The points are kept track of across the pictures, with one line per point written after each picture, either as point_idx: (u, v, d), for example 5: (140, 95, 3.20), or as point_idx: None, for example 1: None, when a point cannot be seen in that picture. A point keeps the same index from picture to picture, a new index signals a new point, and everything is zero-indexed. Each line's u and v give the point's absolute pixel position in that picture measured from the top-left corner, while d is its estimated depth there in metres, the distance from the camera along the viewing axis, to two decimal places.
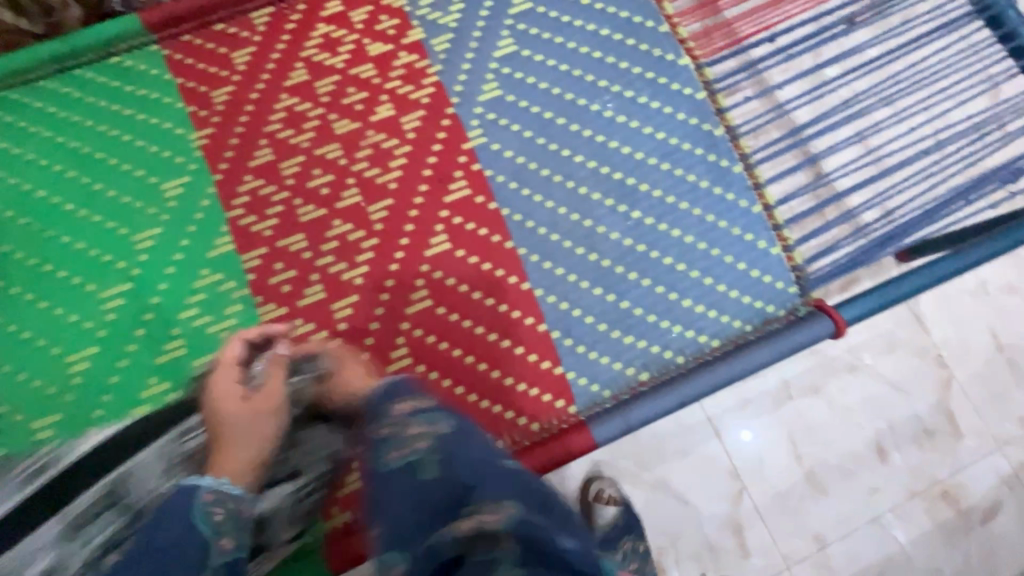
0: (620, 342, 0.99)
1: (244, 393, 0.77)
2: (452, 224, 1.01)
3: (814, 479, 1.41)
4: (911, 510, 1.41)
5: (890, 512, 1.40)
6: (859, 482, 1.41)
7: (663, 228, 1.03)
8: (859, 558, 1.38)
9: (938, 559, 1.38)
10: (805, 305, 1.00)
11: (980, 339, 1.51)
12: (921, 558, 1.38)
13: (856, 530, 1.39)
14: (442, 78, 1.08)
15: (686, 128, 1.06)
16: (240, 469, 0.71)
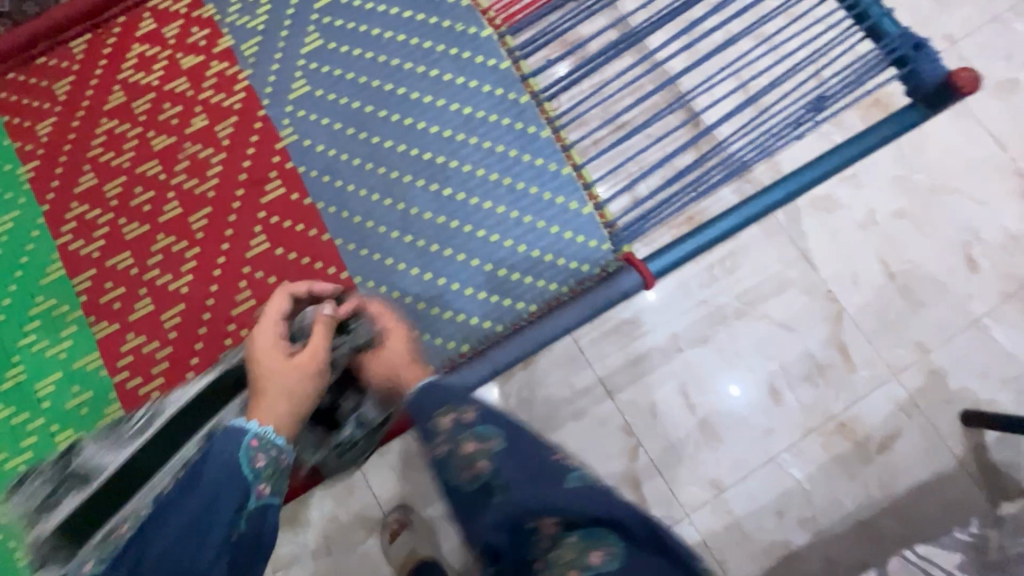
0: (440, 318, 1.01)
1: (289, 350, 0.82)
2: (270, 224, 1.04)
3: (708, 427, 1.43)
4: (807, 447, 1.42)
5: (786, 452, 1.42)
6: (752, 426, 1.43)
7: (475, 202, 1.05)
8: (756, 499, 1.40)
9: (836, 491, 1.39)
10: (616, 260, 1.03)
11: (869, 269, 1.50)
12: (818, 491, 1.39)
13: (753, 472, 1.41)
14: (252, 82, 1.10)
15: (492, 100, 1.07)
16: (281, 412, 0.75)
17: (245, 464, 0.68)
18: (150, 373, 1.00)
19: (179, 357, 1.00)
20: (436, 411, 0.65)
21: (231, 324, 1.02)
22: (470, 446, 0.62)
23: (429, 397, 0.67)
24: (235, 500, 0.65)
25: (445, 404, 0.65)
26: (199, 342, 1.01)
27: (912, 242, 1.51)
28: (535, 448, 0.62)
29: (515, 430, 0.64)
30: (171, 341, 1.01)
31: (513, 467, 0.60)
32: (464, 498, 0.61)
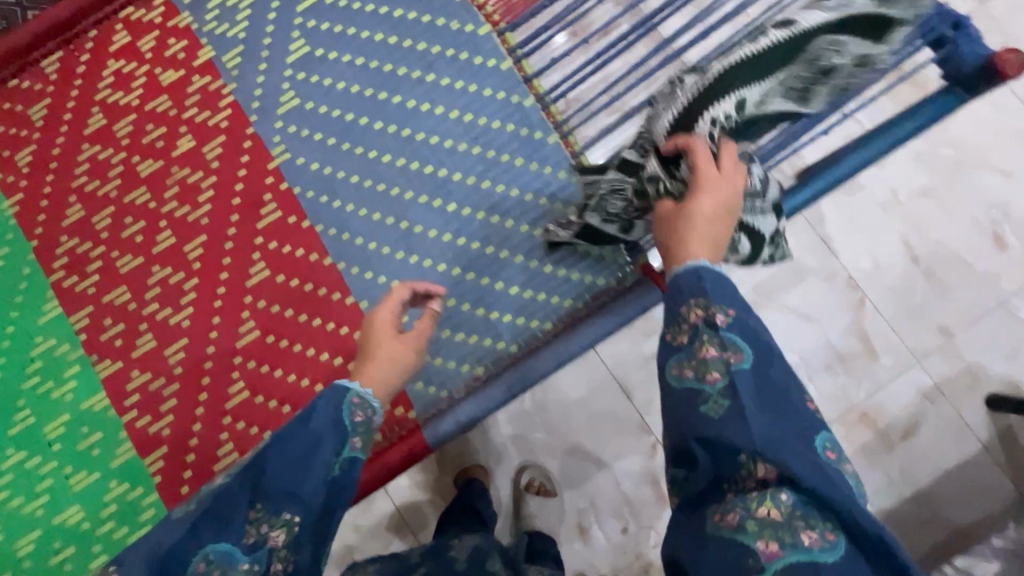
0: (452, 340, 0.97)
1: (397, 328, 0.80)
2: (268, 250, 1.00)
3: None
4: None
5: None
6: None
7: (481, 216, 0.98)
8: None
9: (858, 480, 1.37)
10: (633, 270, 0.96)
11: (892, 251, 1.44)
12: None
13: None
14: (237, 97, 1.03)
15: (494, 105, 1.00)
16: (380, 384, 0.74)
17: (345, 415, 0.69)
18: (158, 411, 0.98)
19: (187, 393, 0.98)
20: (687, 306, 0.62)
21: (237, 357, 0.98)
22: (710, 352, 0.59)
23: (678, 285, 0.63)
24: (339, 444, 0.67)
25: (704, 299, 0.61)
26: (206, 377, 0.98)
27: (936, 223, 1.44)
28: (779, 385, 0.59)
29: (764, 360, 0.60)
30: (177, 377, 0.98)
31: (749, 385, 0.57)
32: (679, 391, 0.60)
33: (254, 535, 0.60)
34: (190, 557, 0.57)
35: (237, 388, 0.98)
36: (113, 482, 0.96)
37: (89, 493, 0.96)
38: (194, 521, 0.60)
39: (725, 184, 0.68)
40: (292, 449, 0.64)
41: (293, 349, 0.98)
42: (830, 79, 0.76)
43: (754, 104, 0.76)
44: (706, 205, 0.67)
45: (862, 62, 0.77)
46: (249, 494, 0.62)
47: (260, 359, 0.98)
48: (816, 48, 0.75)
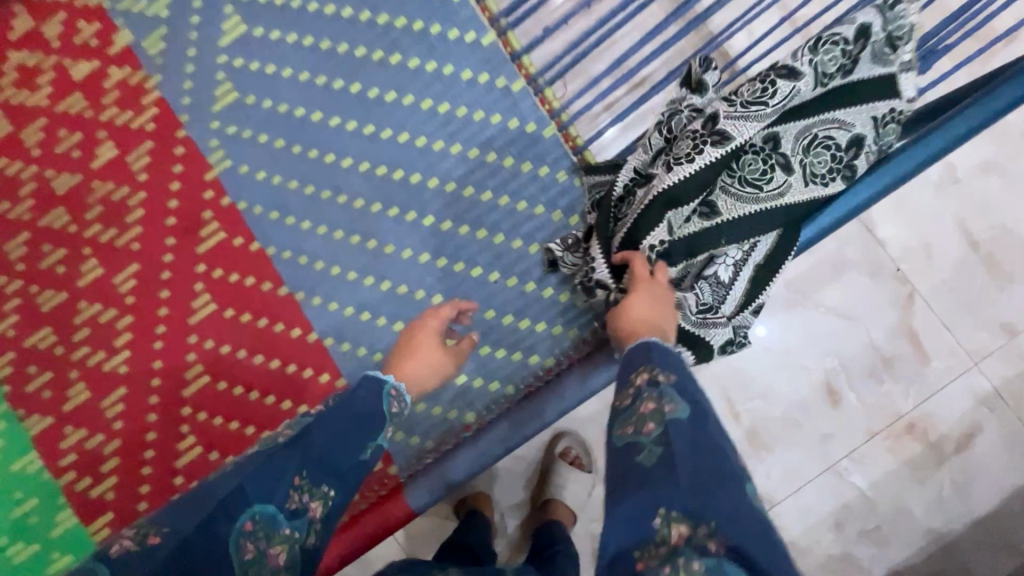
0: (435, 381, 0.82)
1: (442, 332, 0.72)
2: (213, 279, 0.83)
3: (757, 437, 1.13)
4: (871, 451, 1.12)
5: (846, 458, 1.12)
6: (807, 432, 1.13)
7: (465, 231, 0.80)
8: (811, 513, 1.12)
9: (905, 501, 1.12)
10: None
11: (947, 236, 1.14)
12: (884, 502, 1.12)
13: (806, 484, 1.13)
14: (164, 92, 0.85)
15: (474, 91, 0.80)
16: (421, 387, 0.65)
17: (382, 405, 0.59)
18: (100, 472, 0.84)
19: (129, 451, 0.84)
20: (633, 371, 0.58)
21: (185, 408, 0.84)
22: (648, 406, 0.54)
23: (630, 359, 0.59)
24: (376, 429, 0.57)
25: (650, 363, 0.57)
26: (152, 432, 0.84)
27: (1010, 195, 1.14)
28: (717, 438, 0.53)
29: (702, 413, 0.55)
30: (118, 433, 0.84)
31: (683, 435, 0.52)
32: (619, 450, 0.55)
33: (296, 502, 0.52)
34: (235, 515, 0.49)
35: (189, 444, 0.84)
36: (55, 554, 0.84)
37: (28, 566, 0.84)
38: (246, 478, 0.52)
39: (665, 289, 0.64)
40: (326, 428, 0.55)
41: (249, 397, 0.83)
42: (861, 151, 0.69)
43: (771, 198, 0.69)
44: (645, 302, 0.63)
45: (885, 124, 0.69)
46: (297, 458, 0.53)
47: (213, 410, 0.84)
48: (816, 129, 0.69)
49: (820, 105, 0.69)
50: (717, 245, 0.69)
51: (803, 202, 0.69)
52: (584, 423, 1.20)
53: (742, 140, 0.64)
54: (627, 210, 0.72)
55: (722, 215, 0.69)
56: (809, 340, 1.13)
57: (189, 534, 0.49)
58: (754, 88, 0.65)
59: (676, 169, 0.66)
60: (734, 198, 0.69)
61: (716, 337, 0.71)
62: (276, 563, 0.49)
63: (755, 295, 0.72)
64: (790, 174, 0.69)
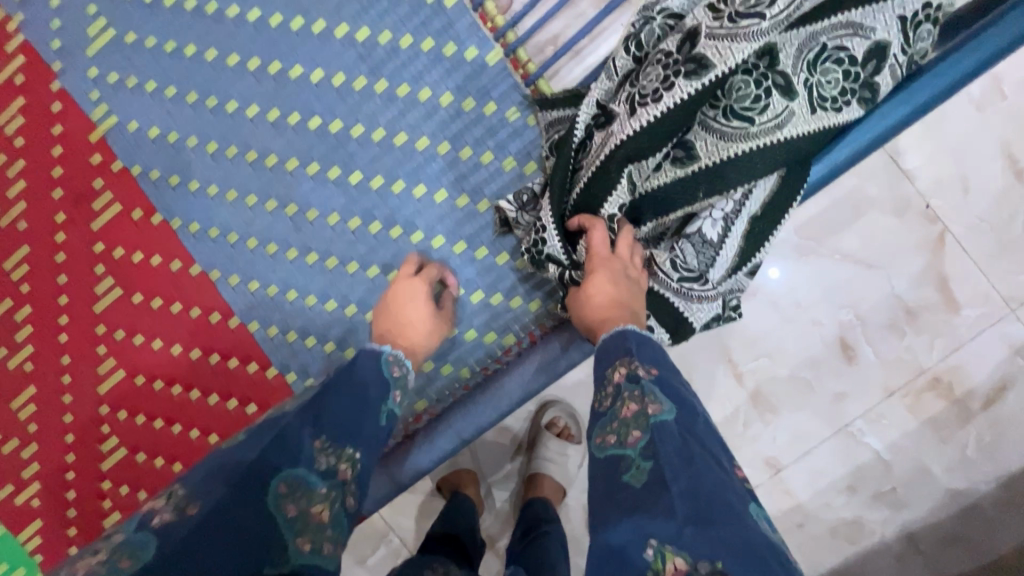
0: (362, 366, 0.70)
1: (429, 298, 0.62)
2: (115, 260, 0.71)
3: (762, 400, 0.99)
4: (890, 410, 0.98)
5: (861, 417, 0.99)
6: (817, 393, 0.99)
7: (400, 188, 0.67)
8: (821, 477, 0.99)
9: (926, 461, 0.98)
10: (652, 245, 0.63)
11: (988, 163, 0.96)
12: (904, 465, 0.98)
13: (817, 446, 0.99)
14: (29, 35, 0.70)
15: (400, 10, 0.65)
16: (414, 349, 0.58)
17: (383, 370, 0.53)
18: (20, 480, 0.75)
19: (49, 456, 0.75)
20: (609, 365, 0.47)
21: (103, 407, 0.74)
22: (631, 409, 0.44)
23: (601, 353, 0.48)
24: (385, 391, 0.52)
25: (626, 353, 0.46)
26: (69, 435, 0.74)
27: None
28: (713, 450, 0.42)
29: (692, 414, 0.44)
30: (34, 437, 0.75)
31: (674, 444, 0.41)
32: (601, 465, 0.44)
33: (325, 463, 0.45)
34: (265, 479, 0.42)
35: (112, 446, 0.74)
36: None
37: None
38: (263, 446, 0.44)
39: (625, 266, 0.53)
40: (341, 393, 0.49)
41: (171, 393, 0.73)
42: (884, 64, 0.52)
43: (765, 132, 0.53)
44: (607, 285, 0.52)
45: (917, 25, 0.53)
46: (313, 421, 0.46)
47: (134, 408, 0.73)
48: (825, 37, 0.53)
49: (827, 6, 0.53)
50: (695, 199, 0.56)
51: (809, 133, 0.53)
52: (573, 387, 0.96)
53: (723, 68, 0.51)
54: (584, 161, 0.59)
55: (700, 160, 0.56)
56: (823, 292, 0.98)
57: (216, 503, 0.40)
58: None
59: (641, 112, 0.53)
60: (717, 136, 0.55)
61: (700, 314, 0.59)
62: (320, 523, 0.43)
63: (752, 253, 0.59)
64: (791, 99, 0.53)
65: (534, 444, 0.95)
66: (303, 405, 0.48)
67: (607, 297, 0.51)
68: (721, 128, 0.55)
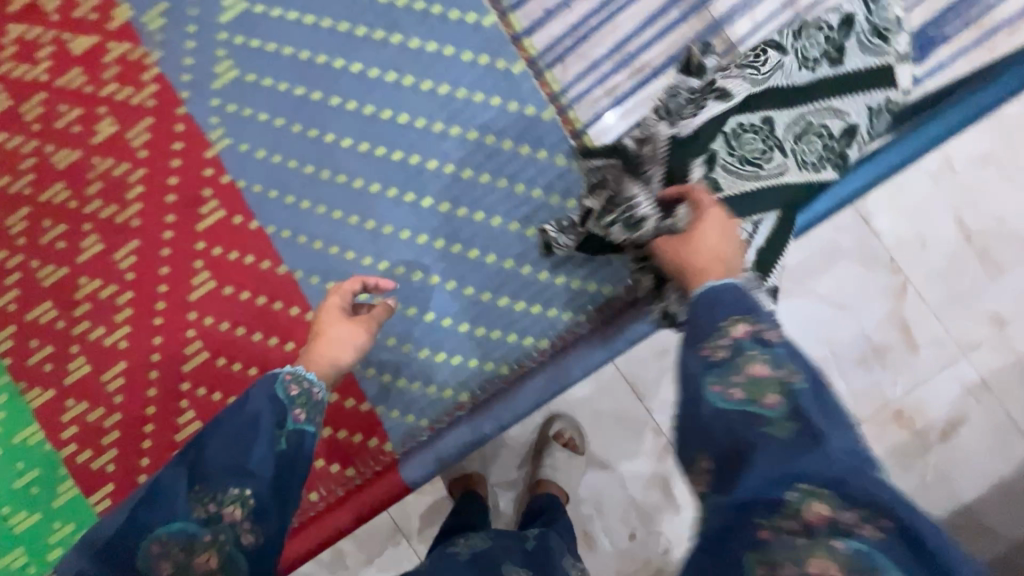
0: (417, 359, 0.83)
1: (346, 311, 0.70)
2: (212, 257, 0.84)
3: None
4: None
5: None
6: None
7: (464, 213, 0.82)
8: None
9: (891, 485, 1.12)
10: None
11: (941, 228, 1.14)
12: None
13: None
14: (164, 68, 0.85)
15: (475, 72, 0.81)
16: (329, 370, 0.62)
17: (279, 391, 0.53)
18: (100, 445, 0.85)
19: (129, 426, 0.85)
20: (725, 320, 0.47)
21: (184, 383, 0.85)
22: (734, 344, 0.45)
23: (715, 298, 0.49)
24: (279, 414, 0.51)
25: (746, 312, 0.47)
26: (150, 406, 0.85)
27: (1006, 187, 1.13)
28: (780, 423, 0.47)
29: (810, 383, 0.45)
30: (118, 407, 0.85)
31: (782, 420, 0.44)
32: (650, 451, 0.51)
33: (204, 512, 0.45)
34: (138, 540, 0.44)
35: (187, 419, 0.85)
36: (56, 523, 0.85)
37: (31, 536, 0.85)
38: (130, 509, 0.45)
39: (726, 219, 0.60)
40: (229, 428, 0.49)
41: (246, 372, 0.84)
42: (853, 141, 0.71)
43: (770, 177, 0.68)
44: (712, 233, 0.59)
45: (878, 114, 0.72)
46: (184, 472, 0.47)
47: (212, 385, 0.84)
48: (810, 116, 0.70)
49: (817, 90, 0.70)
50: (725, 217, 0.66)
51: (798, 184, 0.69)
52: (580, 400, 0.92)
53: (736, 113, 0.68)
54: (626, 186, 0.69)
55: (725, 191, 0.67)
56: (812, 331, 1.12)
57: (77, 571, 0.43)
58: (746, 55, 0.70)
59: (677, 124, 0.69)
60: (735, 176, 0.68)
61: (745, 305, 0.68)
62: (207, 570, 0.44)
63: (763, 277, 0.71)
64: (785, 157, 0.69)
65: (538, 454, 0.91)
66: (183, 450, 0.49)
67: (711, 240, 0.58)
68: (736, 167, 0.68)
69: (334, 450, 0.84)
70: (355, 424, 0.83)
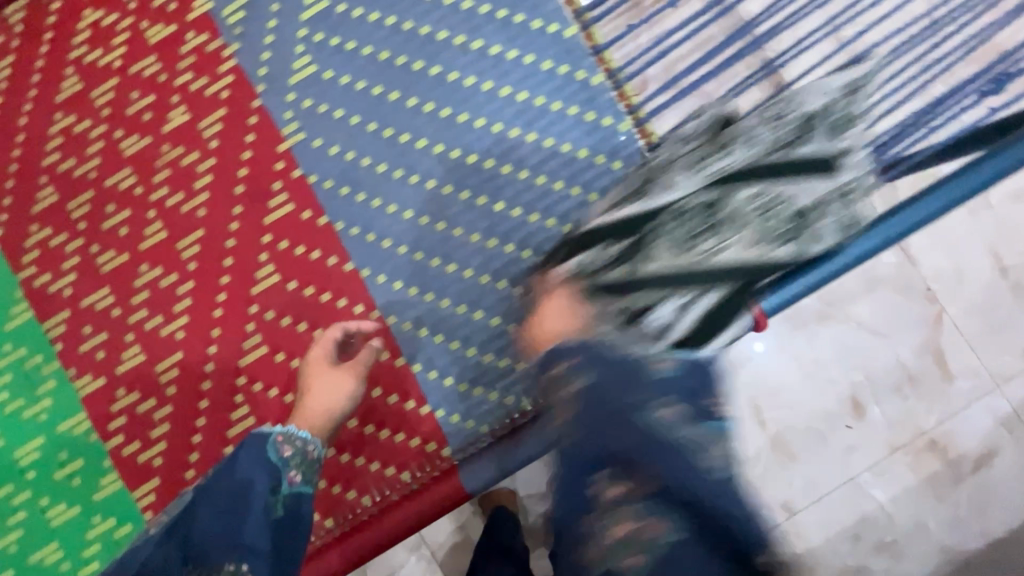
0: (480, 364, 0.82)
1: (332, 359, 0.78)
2: (278, 251, 0.83)
3: (780, 446, 1.13)
4: (892, 466, 1.13)
5: (866, 471, 1.13)
6: (830, 445, 1.13)
7: (536, 219, 0.82)
8: (832, 523, 1.12)
9: (925, 516, 1.12)
10: None
11: (978, 261, 1.16)
12: (905, 517, 1.12)
13: (829, 494, 1.12)
14: (242, 61, 0.85)
15: (554, 82, 0.82)
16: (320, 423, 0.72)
17: (272, 454, 0.66)
18: (148, 438, 0.83)
19: (179, 419, 0.83)
20: (556, 362, 0.59)
21: (240, 378, 0.83)
22: (571, 389, 0.56)
23: (559, 351, 0.60)
24: (273, 480, 0.64)
25: (570, 355, 0.58)
26: (203, 399, 0.83)
27: None
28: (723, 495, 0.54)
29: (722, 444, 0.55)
30: (170, 399, 0.83)
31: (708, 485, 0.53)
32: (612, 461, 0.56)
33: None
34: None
35: (241, 415, 0.83)
36: (96, 517, 0.83)
37: (68, 529, 0.82)
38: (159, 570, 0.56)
39: (568, 310, 0.69)
40: (225, 492, 0.61)
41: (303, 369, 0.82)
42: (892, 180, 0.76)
43: (762, 227, 0.72)
44: (555, 321, 0.68)
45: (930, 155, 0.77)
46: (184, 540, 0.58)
47: (269, 381, 0.83)
48: (833, 177, 0.73)
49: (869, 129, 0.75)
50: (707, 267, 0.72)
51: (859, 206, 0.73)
52: None
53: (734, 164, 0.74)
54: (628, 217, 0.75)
55: (721, 232, 0.72)
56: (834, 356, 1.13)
57: None
58: (771, 108, 0.76)
59: (698, 160, 0.75)
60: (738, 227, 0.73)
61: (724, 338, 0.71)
62: None
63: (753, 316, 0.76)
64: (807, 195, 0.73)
65: None
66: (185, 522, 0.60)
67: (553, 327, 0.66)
68: (731, 218, 0.73)
69: (391, 453, 0.82)
70: (416, 429, 0.82)
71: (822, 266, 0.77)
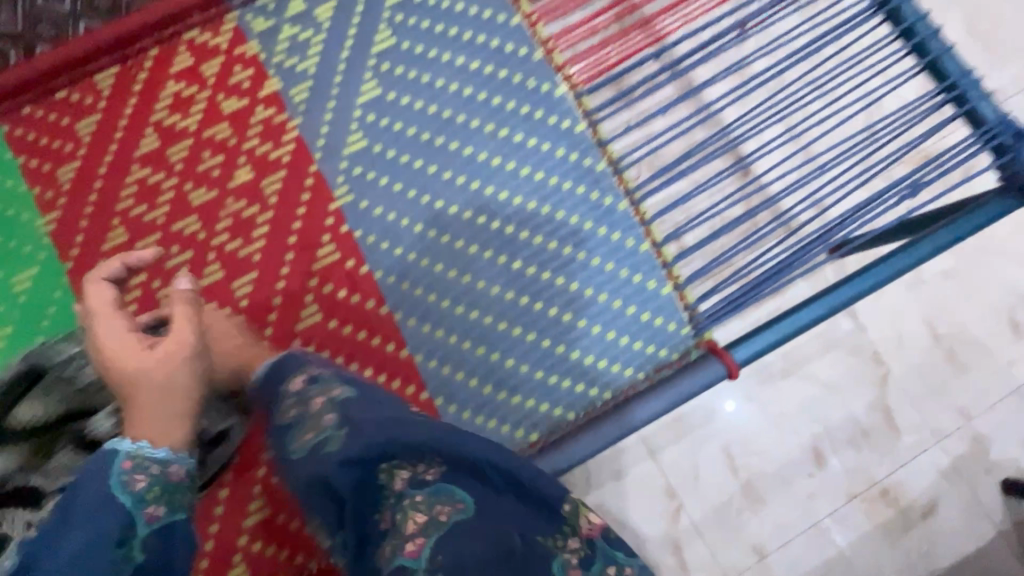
0: (495, 400, 0.94)
1: (150, 346, 0.69)
2: (323, 293, 0.96)
3: (751, 490, 1.25)
4: (850, 512, 1.26)
5: (828, 516, 1.26)
6: (795, 489, 1.26)
7: (548, 277, 0.97)
8: (800, 565, 1.23)
9: (881, 559, 1.24)
10: (698, 347, 0.97)
11: (916, 329, 1.33)
12: (863, 560, 1.24)
13: (796, 537, 1.24)
14: (303, 132, 1.00)
15: (566, 166, 1.00)
16: (178, 432, 0.65)
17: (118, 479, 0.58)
18: None
19: None
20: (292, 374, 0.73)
21: None
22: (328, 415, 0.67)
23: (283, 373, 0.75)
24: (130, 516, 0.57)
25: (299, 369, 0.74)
26: None
27: (966, 298, 1.34)
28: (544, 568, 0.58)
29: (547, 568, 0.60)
30: None
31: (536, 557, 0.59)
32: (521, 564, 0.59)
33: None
34: None
35: None
36: None
37: None
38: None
39: (168, 368, 0.68)
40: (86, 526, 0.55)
41: None
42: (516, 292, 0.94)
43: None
44: (157, 385, 0.67)
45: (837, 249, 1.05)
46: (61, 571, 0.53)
47: None
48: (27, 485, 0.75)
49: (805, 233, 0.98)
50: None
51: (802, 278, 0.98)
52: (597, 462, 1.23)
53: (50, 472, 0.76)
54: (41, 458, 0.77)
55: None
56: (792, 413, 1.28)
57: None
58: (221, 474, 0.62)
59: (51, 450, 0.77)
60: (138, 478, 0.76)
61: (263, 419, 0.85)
62: None
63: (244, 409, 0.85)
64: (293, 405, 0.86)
65: None
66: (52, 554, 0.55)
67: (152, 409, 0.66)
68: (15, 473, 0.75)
69: None
70: None
71: (779, 323, 0.96)
